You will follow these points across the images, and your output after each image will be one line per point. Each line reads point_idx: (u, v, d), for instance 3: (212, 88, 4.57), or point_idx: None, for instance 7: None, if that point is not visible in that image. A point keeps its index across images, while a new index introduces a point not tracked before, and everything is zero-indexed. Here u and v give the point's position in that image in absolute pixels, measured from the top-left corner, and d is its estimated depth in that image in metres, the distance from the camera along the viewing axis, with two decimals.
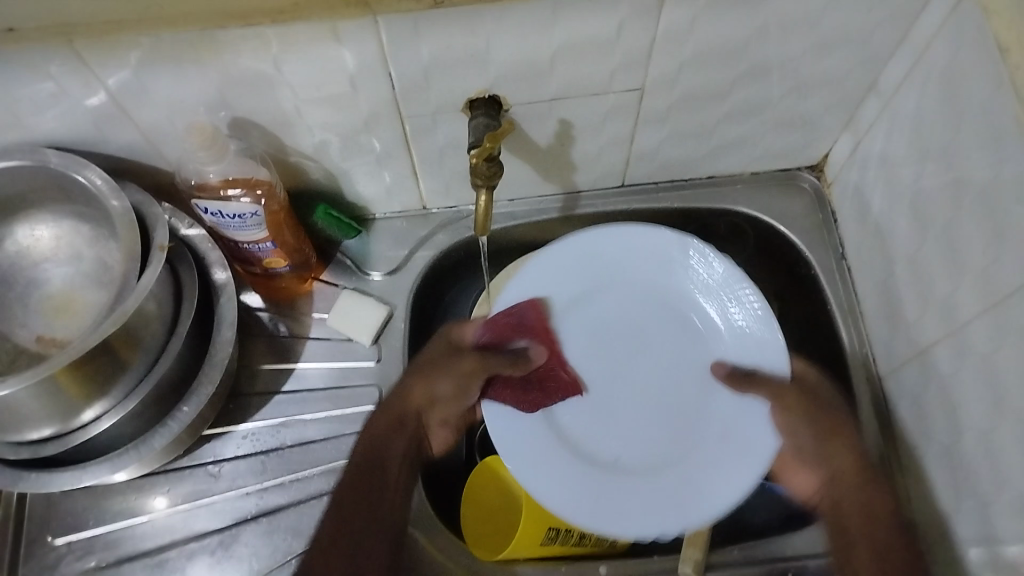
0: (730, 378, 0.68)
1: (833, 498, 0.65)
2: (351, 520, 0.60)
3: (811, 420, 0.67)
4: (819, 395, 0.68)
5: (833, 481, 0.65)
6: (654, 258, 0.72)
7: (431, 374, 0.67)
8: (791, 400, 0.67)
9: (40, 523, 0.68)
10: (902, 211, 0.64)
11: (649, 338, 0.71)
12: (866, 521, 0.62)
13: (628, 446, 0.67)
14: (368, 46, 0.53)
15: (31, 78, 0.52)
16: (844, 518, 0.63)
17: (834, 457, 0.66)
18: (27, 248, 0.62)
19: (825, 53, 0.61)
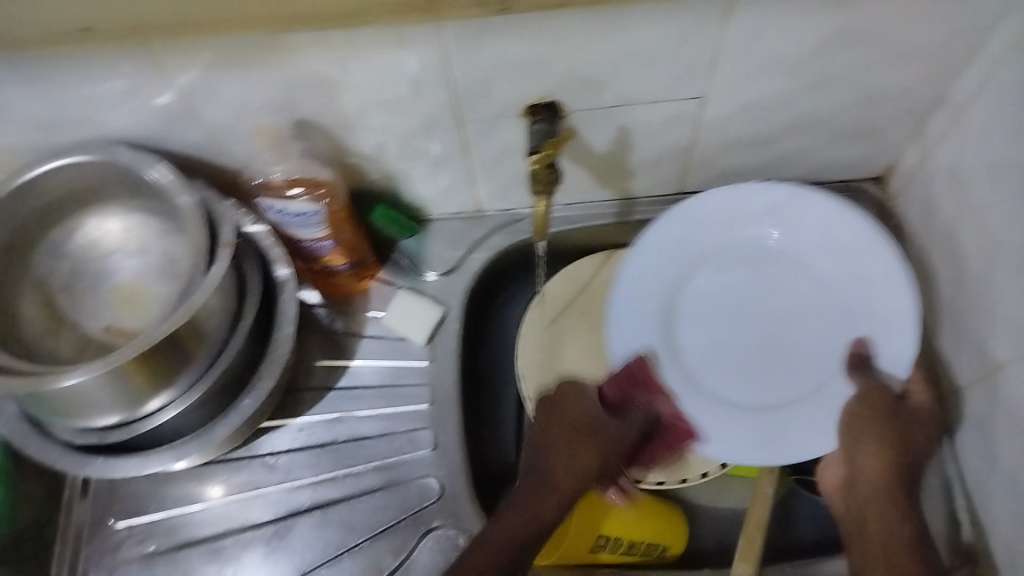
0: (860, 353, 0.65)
1: (855, 506, 0.62)
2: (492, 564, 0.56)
3: (875, 426, 0.63)
4: (883, 403, 0.64)
5: (854, 485, 0.63)
6: (806, 218, 0.69)
7: (566, 441, 0.64)
8: (874, 405, 0.64)
9: (103, 506, 0.70)
10: (971, 227, 0.63)
11: (775, 279, 0.70)
12: (885, 533, 0.60)
13: (738, 385, 0.69)
14: (431, 51, 0.54)
15: (109, 76, 0.53)
16: (869, 544, 0.60)
17: (859, 457, 0.63)
18: (98, 239, 0.64)
19: (894, 63, 0.60)
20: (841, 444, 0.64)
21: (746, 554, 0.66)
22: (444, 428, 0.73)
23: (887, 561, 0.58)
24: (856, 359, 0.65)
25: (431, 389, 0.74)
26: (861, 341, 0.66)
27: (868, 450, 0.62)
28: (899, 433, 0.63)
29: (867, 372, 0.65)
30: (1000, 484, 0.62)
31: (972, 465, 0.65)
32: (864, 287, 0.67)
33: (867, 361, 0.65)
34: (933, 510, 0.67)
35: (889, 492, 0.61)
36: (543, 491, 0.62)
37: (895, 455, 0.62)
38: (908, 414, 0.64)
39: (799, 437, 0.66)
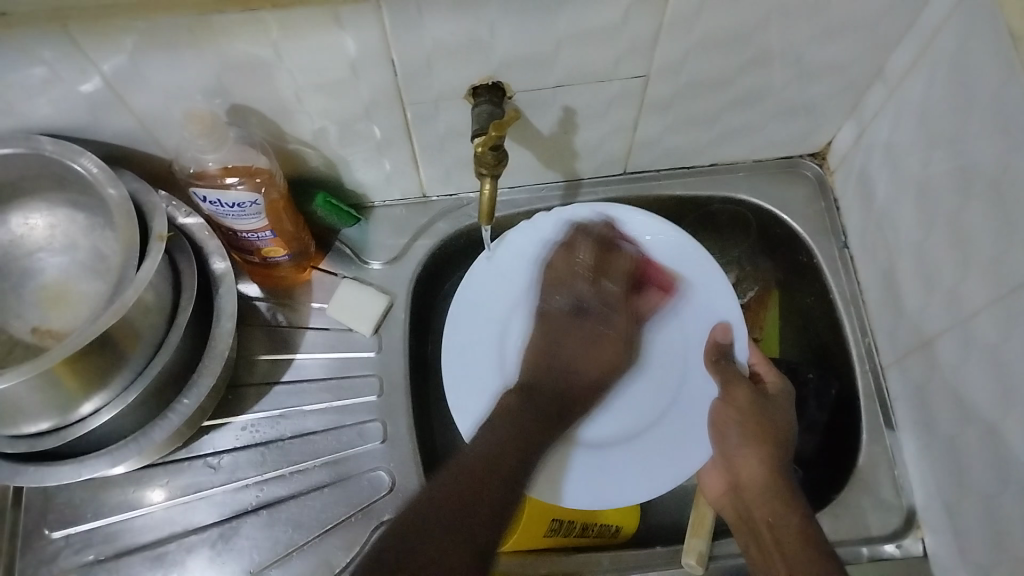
0: (717, 349, 0.69)
1: (739, 508, 0.65)
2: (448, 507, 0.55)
3: (748, 426, 0.66)
4: (750, 399, 0.67)
5: (737, 489, 0.65)
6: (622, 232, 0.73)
7: (581, 347, 0.65)
8: (739, 395, 0.67)
9: (36, 516, 0.67)
10: (908, 201, 0.64)
11: None
12: (775, 538, 0.61)
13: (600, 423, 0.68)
14: (370, 32, 0.52)
15: (24, 64, 0.50)
16: (764, 537, 0.62)
17: (738, 460, 0.65)
18: (21, 236, 0.60)
19: (832, 39, 0.60)
20: (719, 453, 0.67)
21: (699, 528, 0.66)
22: (394, 419, 0.71)
23: (783, 560, 0.59)
24: (718, 349, 0.69)
25: (380, 380, 0.72)
26: (722, 327, 0.69)
27: (743, 451, 0.65)
28: (772, 423, 0.67)
29: (727, 365, 0.68)
30: (941, 452, 0.63)
31: (913, 433, 0.67)
32: (704, 288, 0.71)
33: (729, 352, 0.69)
34: (880, 478, 0.68)
35: (771, 488, 0.63)
36: (521, 440, 0.61)
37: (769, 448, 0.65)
38: (770, 401, 0.68)
39: (677, 456, 0.67)
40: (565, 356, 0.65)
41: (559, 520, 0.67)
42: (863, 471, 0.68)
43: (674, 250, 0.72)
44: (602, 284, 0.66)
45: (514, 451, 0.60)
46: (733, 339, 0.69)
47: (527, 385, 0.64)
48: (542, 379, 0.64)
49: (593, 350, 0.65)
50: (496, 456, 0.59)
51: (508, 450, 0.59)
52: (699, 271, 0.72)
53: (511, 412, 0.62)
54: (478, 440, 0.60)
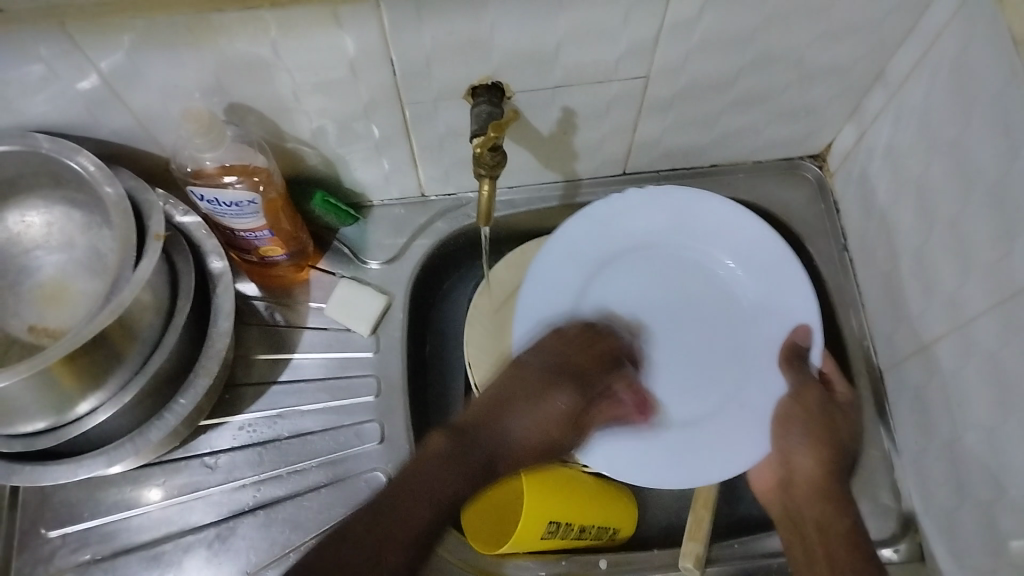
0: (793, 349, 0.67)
1: (787, 507, 0.65)
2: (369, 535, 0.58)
3: (811, 426, 0.65)
4: (823, 401, 0.66)
5: (787, 488, 0.65)
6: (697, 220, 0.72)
7: (525, 400, 0.67)
8: (811, 398, 0.66)
9: (32, 514, 0.67)
10: (908, 203, 0.64)
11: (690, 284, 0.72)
12: (822, 539, 0.62)
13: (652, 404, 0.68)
14: (369, 32, 0.52)
15: (21, 61, 0.50)
16: (811, 542, 0.62)
17: (797, 461, 0.65)
18: (17, 234, 0.60)
19: (832, 41, 0.60)
20: (776, 448, 0.66)
21: (696, 533, 0.66)
22: (392, 419, 0.71)
23: (831, 564, 0.60)
24: (792, 351, 0.67)
25: (377, 380, 0.72)
26: (802, 329, 0.67)
27: (804, 451, 0.65)
28: (830, 427, 0.65)
29: (801, 367, 0.66)
30: (939, 456, 0.63)
31: (912, 437, 0.67)
32: (777, 283, 0.69)
33: (804, 355, 0.67)
34: (878, 481, 0.68)
35: (822, 491, 0.64)
36: (457, 473, 0.62)
37: (829, 449, 0.65)
38: (839, 410, 0.67)
39: (728, 449, 0.66)
40: (511, 429, 0.66)
41: (556, 523, 0.64)
42: (861, 474, 0.68)
43: (753, 250, 0.70)
44: (557, 341, 0.68)
45: (448, 484, 0.62)
46: (809, 345, 0.67)
47: (461, 428, 0.65)
48: (483, 433, 0.65)
49: (540, 427, 0.66)
50: (439, 489, 0.61)
51: (451, 482, 0.62)
52: (776, 271, 0.69)
53: (438, 457, 0.63)
54: (426, 474, 0.62)
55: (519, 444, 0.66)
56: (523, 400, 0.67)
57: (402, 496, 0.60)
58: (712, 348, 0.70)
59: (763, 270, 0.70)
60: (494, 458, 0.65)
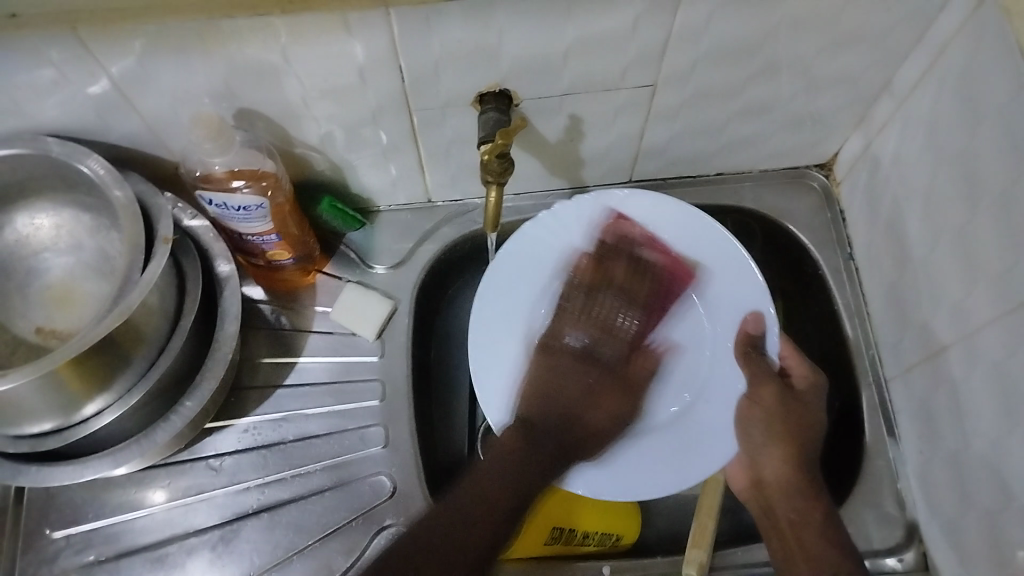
0: (750, 339, 0.67)
1: (761, 504, 0.66)
2: (427, 564, 0.62)
3: (773, 425, 0.66)
4: (780, 401, 0.66)
5: (756, 487, 0.66)
6: (656, 221, 0.70)
7: (575, 394, 0.66)
8: (766, 396, 0.66)
9: (37, 515, 0.67)
10: (914, 214, 0.64)
11: None
12: (796, 531, 0.63)
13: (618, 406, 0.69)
14: (378, 39, 0.52)
15: (33, 65, 0.50)
16: (785, 536, 0.63)
17: (763, 460, 0.66)
18: (26, 237, 0.60)
19: (839, 52, 0.60)
20: (744, 450, 0.66)
21: (699, 540, 0.66)
22: (396, 424, 0.71)
23: (808, 560, 0.61)
24: (747, 342, 0.67)
25: (383, 385, 0.72)
26: (754, 316, 0.68)
27: (767, 450, 0.65)
28: (794, 423, 0.66)
29: (758, 359, 0.67)
30: (944, 467, 0.63)
31: (917, 448, 0.66)
32: (738, 281, 0.69)
33: (760, 345, 0.67)
34: (883, 491, 0.68)
35: (794, 489, 0.64)
36: (524, 477, 0.64)
37: (793, 447, 0.65)
38: (796, 399, 0.67)
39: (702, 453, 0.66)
40: (566, 395, 0.66)
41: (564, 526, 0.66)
42: (865, 484, 0.68)
43: (699, 240, 0.70)
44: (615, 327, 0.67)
45: (503, 484, 0.64)
46: (763, 332, 0.67)
47: (530, 421, 0.66)
48: (533, 414, 0.66)
49: (584, 401, 0.66)
50: (495, 493, 0.64)
51: (527, 473, 0.64)
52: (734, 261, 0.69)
53: (500, 460, 0.65)
54: (492, 470, 0.65)
55: (576, 382, 0.66)
56: (574, 359, 0.67)
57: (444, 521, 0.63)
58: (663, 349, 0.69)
59: (714, 257, 0.69)
60: (569, 440, 0.65)
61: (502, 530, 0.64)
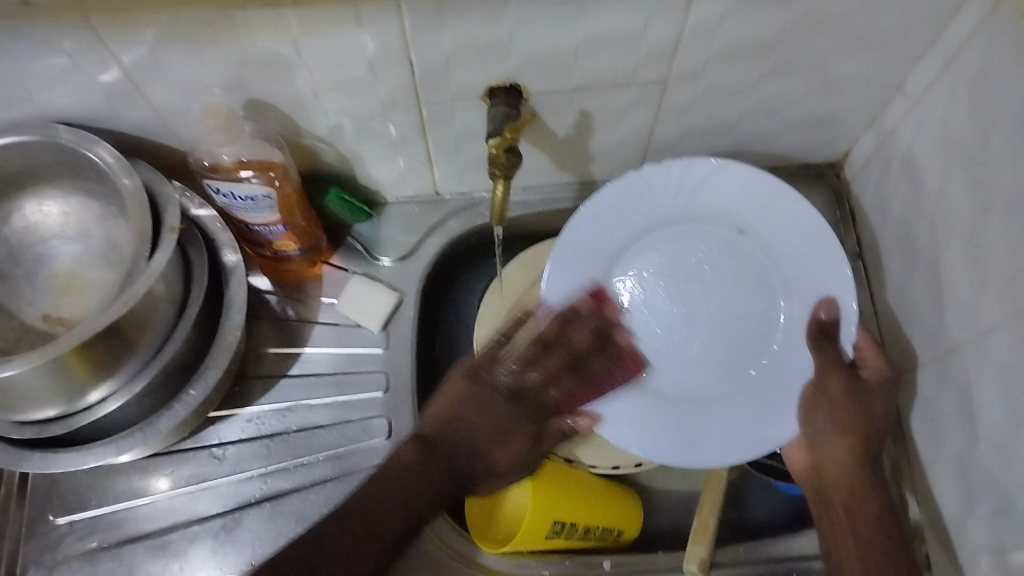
0: (819, 325, 0.65)
1: (816, 484, 0.65)
2: (325, 552, 0.59)
3: (835, 413, 0.63)
4: (855, 385, 0.63)
5: (814, 467, 0.65)
6: (736, 194, 0.68)
7: (487, 435, 0.65)
8: (836, 381, 0.64)
9: (41, 501, 0.67)
10: (925, 216, 0.63)
11: (730, 254, 0.69)
12: (850, 521, 0.62)
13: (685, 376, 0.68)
14: (390, 32, 0.52)
15: (44, 52, 0.50)
16: (839, 521, 0.63)
17: (823, 444, 0.64)
18: (34, 224, 0.61)
19: (853, 52, 0.60)
20: (806, 433, 0.65)
21: (700, 537, 0.66)
22: (400, 417, 0.71)
23: (862, 554, 0.60)
24: (819, 329, 0.65)
25: (387, 377, 0.72)
26: (825, 302, 0.65)
27: (831, 437, 0.63)
28: (864, 413, 0.63)
29: (827, 344, 0.65)
30: (949, 469, 0.63)
31: (922, 449, 0.66)
32: (815, 266, 0.67)
33: (832, 332, 0.65)
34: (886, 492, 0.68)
35: (854, 474, 0.63)
36: (416, 488, 0.63)
37: (860, 435, 0.63)
38: (868, 392, 0.63)
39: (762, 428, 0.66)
40: (488, 438, 0.65)
41: (562, 523, 0.65)
42: None
43: (776, 212, 0.67)
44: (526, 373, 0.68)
45: (415, 490, 0.62)
46: (837, 319, 0.65)
47: (429, 438, 0.64)
48: (440, 433, 0.65)
49: (478, 434, 0.65)
50: (404, 500, 0.62)
51: (416, 500, 0.62)
52: (809, 244, 0.67)
53: (405, 466, 0.63)
54: (392, 485, 0.62)
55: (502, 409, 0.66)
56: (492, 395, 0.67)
57: (377, 492, 0.62)
58: (732, 320, 0.68)
59: (790, 235, 0.67)
60: (462, 471, 0.65)
61: (394, 539, 0.61)
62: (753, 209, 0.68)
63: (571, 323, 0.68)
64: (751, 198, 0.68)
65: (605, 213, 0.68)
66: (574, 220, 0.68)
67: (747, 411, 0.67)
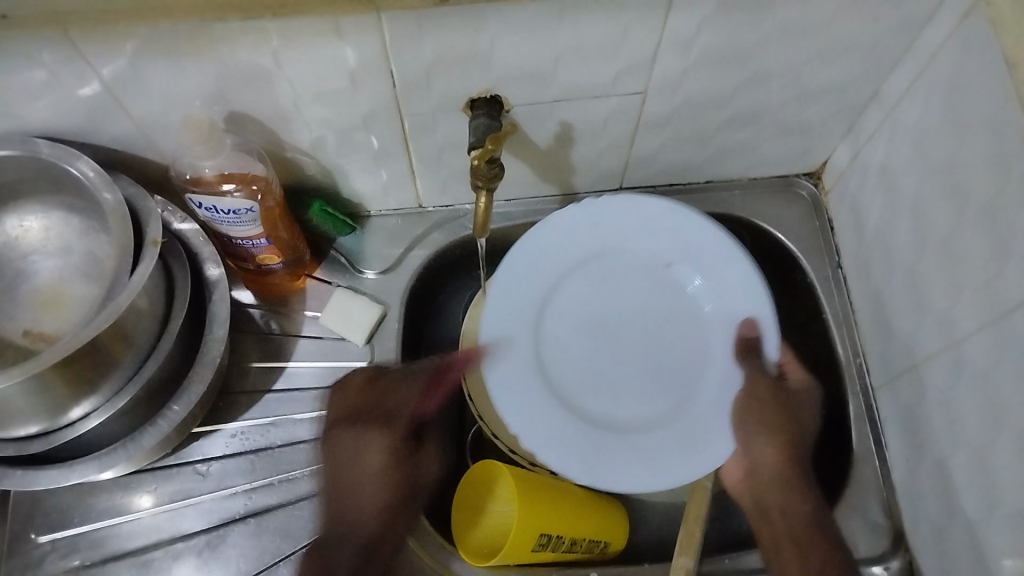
0: (745, 343, 0.67)
1: (754, 495, 0.64)
2: None
3: (765, 417, 0.65)
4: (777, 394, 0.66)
5: (750, 476, 0.65)
6: (664, 226, 0.71)
7: (364, 484, 0.62)
8: (765, 392, 0.66)
9: (21, 520, 0.66)
10: (902, 222, 0.64)
11: (654, 290, 0.71)
12: (788, 522, 0.62)
13: (623, 406, 0.68)
14: (370, 43, 0.52)
15: (24, 65, 0.51)
16: (774, 523, 0.63)
17: (754, 450, 0.64)
18: (15, 238, 0.61)
19: (828, 61, 0.61)
20: (734, 440, 0.65)
21: (687, 547, 0.65)
22: None
23: (800, 551, 0.60)
24: (744, 344, 0.67)
25: None
26: (745, 322, 0.67)
27: (761, 442, 0.64)
28: (789, 418, 0.65)
29: (754, 360, 0.66)
30: (931, 474, 0.63)
31: (905, 456, 0.66)
32: (732, 283, 0.69)
33: (756, 347, 0.67)
34: (867, 498, 0.68)
35: (785, 478, 0.64)
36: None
37: (787, 439, 0.65)
38: (794, 399, 0.66)
39: (692, 450, 0.65)
40: (359, 500, 0.61)
41: (548, 536, 0.64)
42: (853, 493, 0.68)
43: (696, 243, 0.70)
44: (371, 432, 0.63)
45: None
46: (759, 335, 0.67)
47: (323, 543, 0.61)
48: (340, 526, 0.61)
49: (373, 491, 0.61)
50: None
51: None
52: (723, 261, 0.69)
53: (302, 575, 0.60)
54: None
55: (406, 396, 0.65)
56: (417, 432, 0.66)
57: None
58: (660, 351, 0.70)
59: (711, 261, 0.70)
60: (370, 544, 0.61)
61: None
62: (675, 242, 0.71)
63: (506, 357, 0.68)
64: (675, 233, 0.71)
65: (539, 246, 0.71)
66: (523, 240, 0.70)
67: (676, 438, 0.66)
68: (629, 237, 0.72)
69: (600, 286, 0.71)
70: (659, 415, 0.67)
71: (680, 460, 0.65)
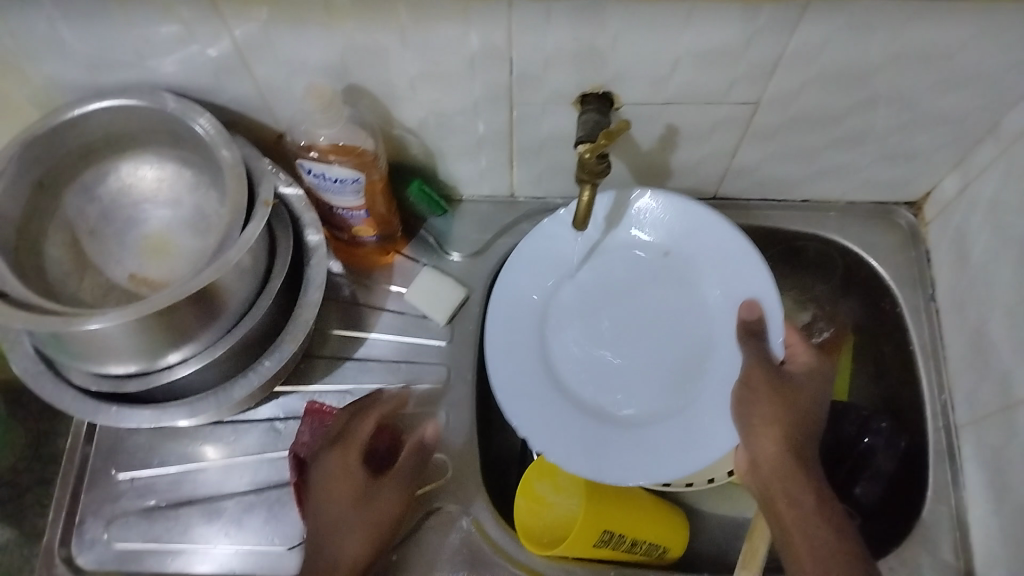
0: (746, 328, 0.64)
1: (759, 489, 0.59)
2: None
3: (760, 407, 0.60)
4: (775, 377, 0.61)
5: (754, 467, 0.60)
6: (664, 215, 0.70)
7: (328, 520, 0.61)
8: (760, 377, 0.61)
9: (105, 456, 0.69)
10: (1008, 260, 0.62)
11: (656, 284, 0.70)
12: (794, 516, 0.57)
13: (634, 398, 0.67)
14: (495, 29, 0.53)
15: (163, 19, 0.53)
16: (781, 516, 0.58)
17: (754, 439, 0.59)
18: (128, 185, 0.63)
19: (948, 90, 0.60)
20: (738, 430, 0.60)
21: (749, 562, 0.65)
22: (457, 410, 0.72)
23: (808, 546, 0.55)
24: (746, 330, 0.64)
25: (447, 370, 0.73)
26: (746, 304, 0.65)
27: (758, 426, 0.59)
28: (790, 404, 0.60)
29: (754, 343, 0.63)
30: (1010, 521, 0.61)
31: (983, 499, 0.65)
32: (735, 268, 0.67)
33: (760, 333, 0.63)
34: (939, 536, 0.66)
35: (789, 467, 0.58)
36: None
37: (787, 425, 0.59)
38: (794, 382, 0.61)
39: (693, 444, 0.63)
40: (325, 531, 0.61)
41: (610, 533, 0.65)
42: (925, 529, 0.66)
43: (697, 234, 0.69)
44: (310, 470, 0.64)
45: None
46: (760, 318, 0.64)
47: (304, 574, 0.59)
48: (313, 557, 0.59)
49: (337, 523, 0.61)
50: None
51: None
52: (726, 251, 0.68)
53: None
54: None
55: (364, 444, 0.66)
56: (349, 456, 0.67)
57: None
58: (667, 342, 0.68)
59: (712, 248, 0.68)
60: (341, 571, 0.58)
61: None
62: (673, 233, 0.70)
63: (513, 361, 0.68)
64: (674, 226, 0.70)
65: (537, 250, 0.71)
66: (527, 239, 0.71)
67: (682, 429, 0.64)
68: (627, 230, 0.71)
69: (603, 281, 0.70)
70: (662, 409, 0.66)
71: (684, 452, 0.63)
